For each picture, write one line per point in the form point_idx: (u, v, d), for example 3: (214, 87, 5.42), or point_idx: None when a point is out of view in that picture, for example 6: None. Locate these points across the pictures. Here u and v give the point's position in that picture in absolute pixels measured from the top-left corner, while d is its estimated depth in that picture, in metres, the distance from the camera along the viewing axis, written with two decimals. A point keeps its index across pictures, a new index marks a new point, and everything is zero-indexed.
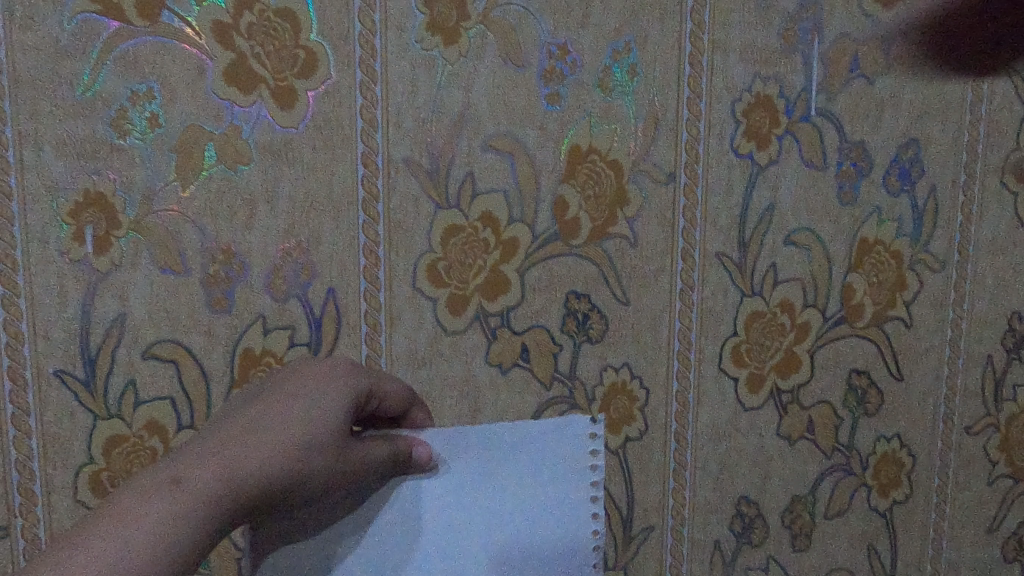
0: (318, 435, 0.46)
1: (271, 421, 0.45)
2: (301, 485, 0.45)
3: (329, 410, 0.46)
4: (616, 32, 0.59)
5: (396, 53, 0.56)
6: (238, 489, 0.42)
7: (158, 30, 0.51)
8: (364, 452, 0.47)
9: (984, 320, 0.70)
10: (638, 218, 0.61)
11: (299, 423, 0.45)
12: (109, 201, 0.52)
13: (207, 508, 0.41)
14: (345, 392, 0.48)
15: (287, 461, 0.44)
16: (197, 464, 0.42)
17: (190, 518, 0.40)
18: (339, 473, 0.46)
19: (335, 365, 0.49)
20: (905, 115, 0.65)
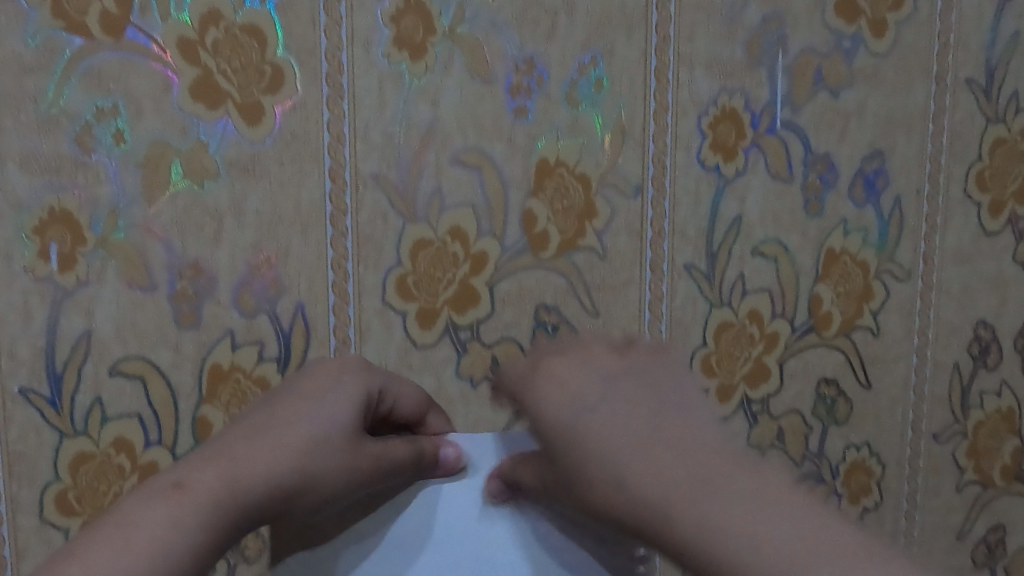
0: (331, 432, 0.43)
1: (280, 421, 0.42)
2: (318, 485, 0.42)
3: (342, 407, 0.44)
4: (582, 47, 0.59)
5: (363, 68, 0.56)
6: (245, 491, 0.39)
7: (123, 46, 0.51)
8: (386, 449, 0.44)
9: (951, 328, 0.71)
10: (607, 230, 0.62)
11: (312, 420, 0.43)
12: (74, 218, 0.52)
13: (210, 509, 0.38)
14: (357, 390, 0.45)
15: (300, 460, 0.41)
16: (202, 467, 0.39)
17: (190, 519, 0.37)
18: (359, 472, 0.43)
19: (345, 366, 0.47)
20: (869, 127, 0.66)
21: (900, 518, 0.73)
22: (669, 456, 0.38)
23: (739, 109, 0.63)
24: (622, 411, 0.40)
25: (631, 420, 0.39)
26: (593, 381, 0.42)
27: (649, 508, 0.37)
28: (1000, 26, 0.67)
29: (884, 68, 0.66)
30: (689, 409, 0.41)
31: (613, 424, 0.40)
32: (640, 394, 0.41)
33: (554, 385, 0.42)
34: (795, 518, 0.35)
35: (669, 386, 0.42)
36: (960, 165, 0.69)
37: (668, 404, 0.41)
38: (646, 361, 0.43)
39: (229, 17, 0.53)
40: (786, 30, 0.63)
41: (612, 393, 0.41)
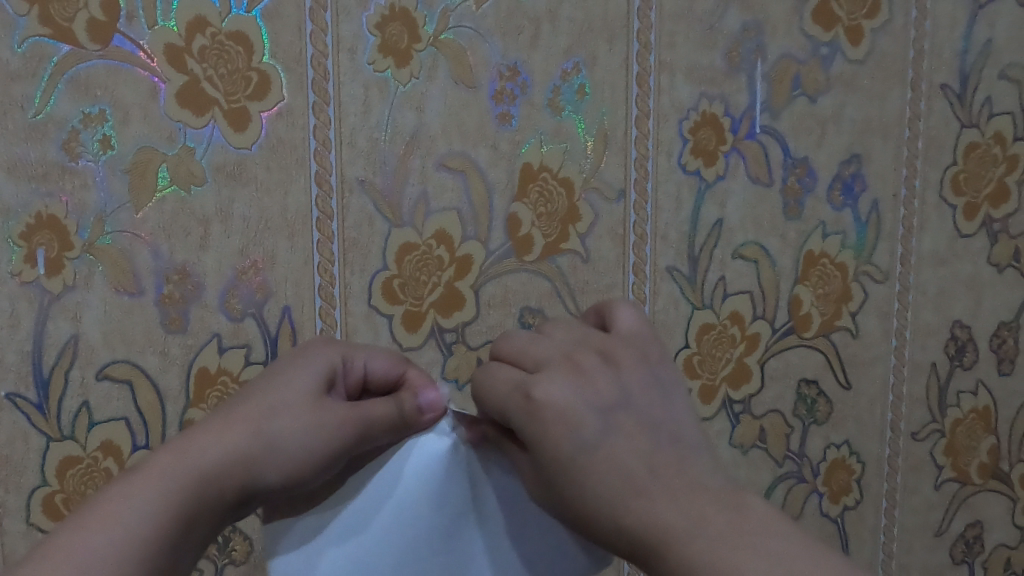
0: (290, 399, 0.45)
1: (241, 399, 0.45)
2: (285, 448, 0.44)
3: (298, 376, 0.46)
4: (565, 54, 0.60)
5: (349, 75, 0.57)
6: (207, 462, 0.42)
7: (110, 54, 0.52)
8: (352, 406, 0.46)
9: (928, 329, 0.73)
10: (590, 234, 0.63)
11: (266, 393, 0.45)
12: (61, 224, 0.52)
13: (170, 482, 0.40)
14: (316, 361, 0.47)
15: (261, 426, 0.44)
16: (161, 449, 0.42)
17: (150, 492, 0.40)
18: (325, 426, 0.45)
19: (308, 346, 0.49)
20: (847, 133, 0.67)
21: (879, 516, 0.74)
22: (664, 496, 0.39)
23: (719, 115, 0.64)
24: (619, 449, 0.41)
25: (628, 462, 0.41)
26: (591, 418, 0.41)
27: (643, 543, 0.39)
28: (973, 34, 0.69)
29: (860, 75, 0.67)
30: (681, 444, 0.42)
31: (611, 464, 0.41)
32: (636, 430, 0.42)
33: (558, 420, 0.41)
34: (771, 549, 0.36)
35: (658, 415, 0.43)
36: (936, 169, 0.70)
37: (660, 439, 0.42)
38: (638, 389, 0.44)
39: (215, 24, 0.53)
40: (764, 38, 0.64)
41: (610, 431, 0.41)
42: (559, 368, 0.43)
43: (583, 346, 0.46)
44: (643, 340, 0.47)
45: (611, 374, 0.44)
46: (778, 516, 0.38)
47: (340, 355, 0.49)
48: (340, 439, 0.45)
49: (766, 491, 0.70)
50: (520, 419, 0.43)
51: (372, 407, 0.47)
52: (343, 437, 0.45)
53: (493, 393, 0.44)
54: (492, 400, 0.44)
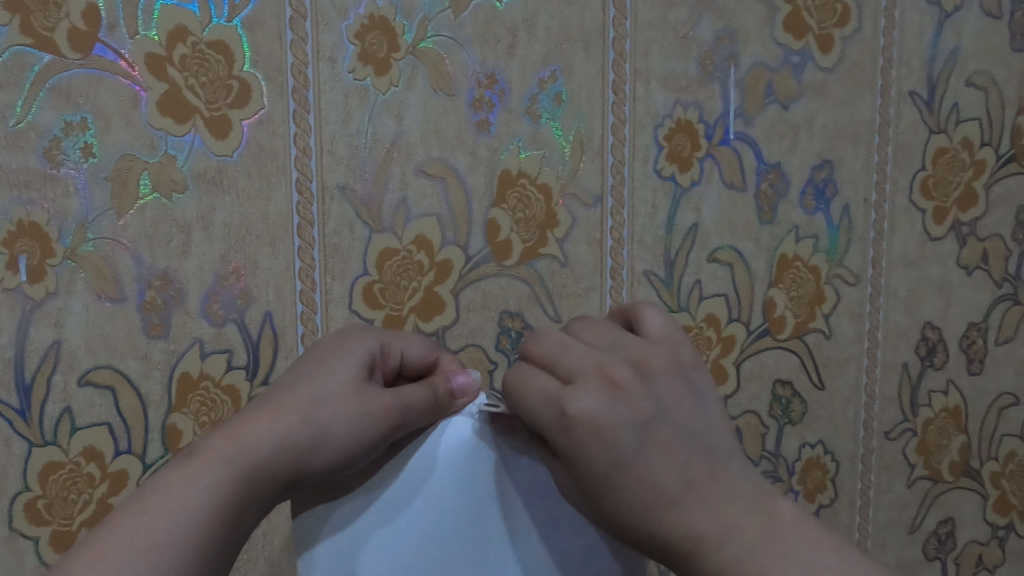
0: (334, 389, 0.47)
1: (286, 387, 0.47)
2: (330, 436, 0.45)
3: (340, 366, 0.48)
4: (542, 62, 0.62)
5: (329, 83, 0.58)
6: (257, 451, 0.43)
7: (91, 63, 0.52)
8: (393, 395, 0.48)
9: (899, 330, 0.74)
10: (568, 239, 0.64)
11: (310, 383, 0.47)
12: (43, 231, 0.53)
13: (223, 472, 0.42)
14: (355, 352, 0.49)
15: (308, 416, 0.45)
16: (214, 436, 0.44)
17: (206, 480, 0.42)
18: (367, 416, 0.46)
19: (347, 334, 0.51)
20: (818, 139, 0.69)
21: (853, 514, 0.75)
22: (701, 507, 0.41)
23: (693, 122, 0.65)
24: (654, 460, 0.42)
25: (663, 475, 0.42)
26: (627, 432, 0.42)
27: (677, 551, 0.41)
28: (940, 42, 0.71)
29: (831, 82, 0.69)
30: (715, 452, 0.43)
31: (646, 477, 0.42)
32: (671, 442, 0.42)
33: (592, 434, 0.42)
34: (807, 558, 0.38)
35: (690, 425, 0.44)
36: (905, 175, 0.72)
37: (695, 448, 0.43)
38: (670, 398, 0.44)
39: (196, 34, 0.54)
40: (737, 46, 0.66)
41: (645, 445, 0.42)
42: (593, 377, 0.44)
43: (615, 355, 0.45)
44: (675, 341, 0.47)
45: (642, 385, 0.44)
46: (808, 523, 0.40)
47: (379, 342, 0.50)
48: (381, 428, 0.47)
49: None
50: (554, 433, 0.43)
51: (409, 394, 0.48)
52: (384, 427, 0.47)
53: (527, 404, 0.44)
54: (526, 409, 0.45)
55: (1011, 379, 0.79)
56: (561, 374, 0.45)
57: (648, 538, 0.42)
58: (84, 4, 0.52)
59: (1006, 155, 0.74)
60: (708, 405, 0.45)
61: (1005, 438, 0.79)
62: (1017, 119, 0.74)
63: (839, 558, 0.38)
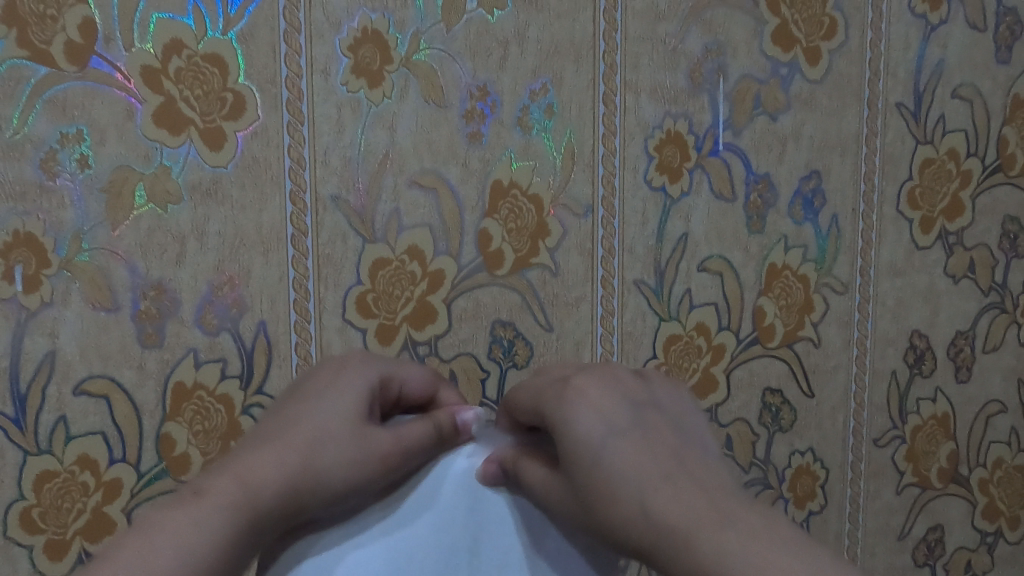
0: (335, 430, 0.48)
1: (289, 426, 0.48)
2: (333, 475, 0.47)
3: (341, 408, 0.49)
4: (533, 75, 0.62)
5: (322, 95, 0.58)
6: (260, 490, 0.45)
7: (87, 75, 0.53)
8: (394, 434, 0.49)
9: (888, 338, 0.75)
10: (559, 249, 0.65)
11: (311, 424, 0.48)
12: (38, 242, 0.53)
13: (228, 513, 0.43)
14: (354, 389, 0.50)
15: (310, 455, 0.47)
16: (217, 476, 0.45)
17: (210, 522, 0.43)
18: (368, 459, 0.48)
19: (347, 364, 0.52)
20: (806, 149, 0.70)
21: (843, 520, 0.76)
22: (695, 490, 0.42)
23: (683, 133, 0.66)
24: (647, 442, 0.45)
25: (657, 456, 0.44)
26: (623, 411, 0.46)
27: (669, 529, 0.41)
28: (926, 54, 0.72)
29: (819, 93, 0.70)
30: (705, 453, 0.46)
31: (641, 455, 0.44)
32: (666, 431, 0.46)
33: (589, 405, 0.46)
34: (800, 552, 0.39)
35: (682, 425, 0.48)
36: (892, 185, 0.73)
37: (686, 445, 0.46)
38: (666, 402, 0.49)
39: (191, 47, 0.55)
40: (725, 58, 0.67)
41: (642, 426, 0.46)
42: (592, 370, 0.49)
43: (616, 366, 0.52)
44: None
45: (641, 383, 0.50)
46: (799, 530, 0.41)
47: (378, 378, 0.52)
48: (382, 468, 0.48)
49: None
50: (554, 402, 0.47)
51: (411, 431, 0.50)
52: (386, 467, 0.48)
53: (534, 388, 0.49)
54: (534, 390, 0.49)
55: (998, 386, 0.80)
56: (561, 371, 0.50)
57: (638, 517, 0.42)
58: (80, 18, 0.52)
59: (992, 165, 0.75)
60: (696, 419, 0.50)
61: (993, 445, 0.80)
62: (1002, 129, 0.75)
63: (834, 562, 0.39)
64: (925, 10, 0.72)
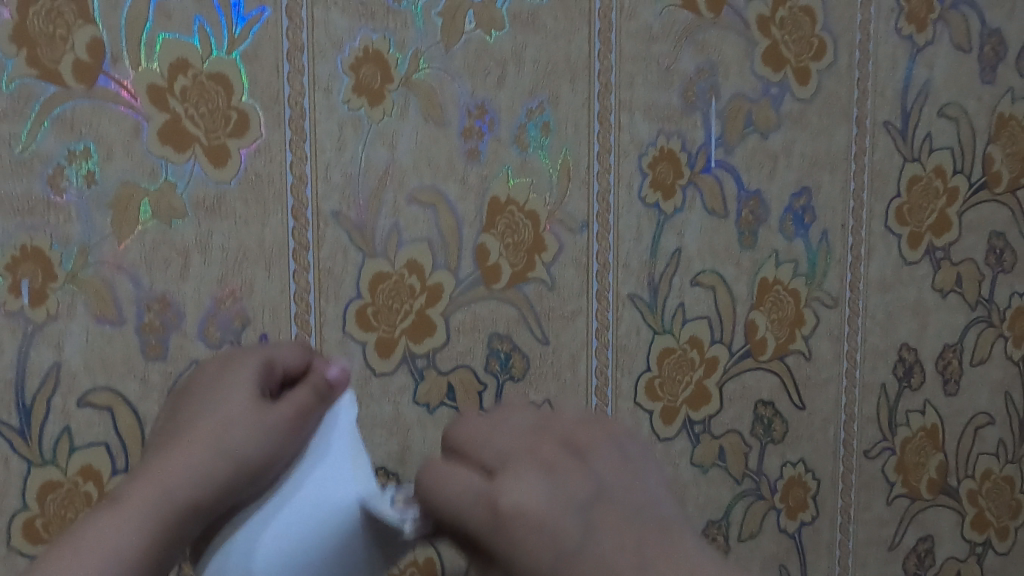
0: (230, 420, 0.47)
1: (191, 423, 0.47)
2: (236, 452, 0.45)
3: (232, 400, 0.48)
4: (530, 93, 0.64)
5: (325, 113, 0.60)
6: (170, 490, 0.44)
7: (95, 94, 0.54)
8: (296, 402, 0.48)
9: (877, 351, 0.77)
10: (555, 263, 0.66)
11: (212, 422, 0.47)
12: (45, 256, 0.54)
13: (144, 522, 0.43)
14: (242, 378, 0.49)
15: (217, 443, 0.46)
16: (132, 486, 0.44)
17: (126, 531, 0.42)
18: (268, 439, 0.46)
19: (241, 357, 0.51)
20: (797, 167, 0.72)
21: (835, 531, 0.77)
22: None
23: (676, 150, 0.68)
24: (604, 543, 0.40)
25: (622, 556, 0.39)
26: (568, 518, 0.40)
27: None
28: (912, 75, 0.74)
29: (809, 112, 0.71)
30: (669, 528, 0.42)
31: (600, 563, 0.39)
32: (618, 522, 0.41)
33: (535, 534, 0.39)
34: None
35: (635, 500, 0.42)
36: (881, 201, 0.75)
37: (645, 527, 0.41)
38: (609, 475, 0.43)
39: (196, 66, 0.56)
40: (717, 78, 0.68)
41: (593, 529, 0.40)
42: (524, 464, 0.42)
43: (545, 436, 0.44)
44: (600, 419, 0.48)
45: (580, 467, 0.43)
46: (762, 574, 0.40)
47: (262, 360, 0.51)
48: (284, 445, 0.46)
49: (727, 508, 0.73)
50: (484, 531, 0.40)
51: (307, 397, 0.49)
52: (294, 434, 0.47)
53: (448, 498, 0.41)
54: (443, 500, 0.41)
55: (986, 399, 0.81)
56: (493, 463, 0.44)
57: None
58: (88, 37, 0.54)
59: (978, 182, 0.77)
60: (642, 474, 0.45)
61: (981, 457, 0.81)
62: (987, 147, 0.77)
63: None
64: (912, 31, 0.74)
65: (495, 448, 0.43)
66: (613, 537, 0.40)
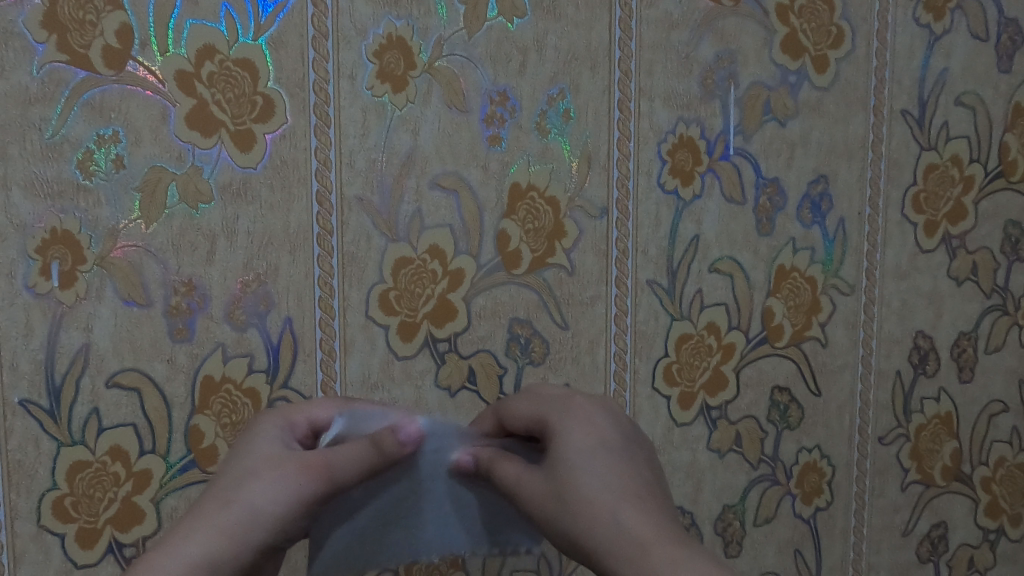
0: (255, 465, 0.50)
1: (228, 471, 0.51)
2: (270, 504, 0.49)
3: (254, 451, 0.52)
4: (551, 81, 0.65)
5: (350, 99, 0.60)
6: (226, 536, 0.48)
7: (123, 78, 0.55)
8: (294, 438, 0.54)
9: (893, 339, 0.77)
10: (575, 249, 0.67)
11: (238, 468, 0.51)
12: (74, 238, 0.55)
13: (209, 551, 0.47)
14: (267, 433, 0.53)
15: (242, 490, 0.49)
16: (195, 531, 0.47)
17: (207, 548, 0.47)
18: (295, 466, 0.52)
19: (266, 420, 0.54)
20: (814, 155, 0.72)
21: (849, 517, 0.78)
22: (553, 487, 0.51)
23: (694, 138, 0.69)
24: (549, 495, 0.51)
25: (576, 489, 0.50)
26: (539, 482, 0.52)
27: (560, 523, 0.50)
28: (930, 64, 0.74)
29: (826, 100, 0.72)
30: (590, 460, 0.51)
31: (550, 496, 0.51)
32: (588, 482, 0.50)
33: (549, 500, 0.51)
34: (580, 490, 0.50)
35: (568, 481, 0.50)
36: (898, 190, 0.75)
37: (571, 463, 0.51)
38: (573, 463, 0.51)
39: (223, 52, 0.57)
40: (736, 66, 0.69)
41: (568, 495, 0.50)
42: (536, 482, 0.52)
43: (526, 484, 0.52)
44: (596, 466, 0.51)
45: (573, 468, 0.51)
46: (613, 501, 0.49)
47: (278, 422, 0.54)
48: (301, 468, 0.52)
49: (742, 494, 0.74)
50: (531, 479, 0.52)
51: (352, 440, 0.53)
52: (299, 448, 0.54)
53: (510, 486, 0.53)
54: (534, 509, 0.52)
55: (1000, 387, 0.81)
56: (545, 399, 0.56)
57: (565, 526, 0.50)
58: (117, 23, 0.54)
59: (994, 171, 0.77)
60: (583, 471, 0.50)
61: (995, 444, 0.82)
62: (1004, 136, 0.77)
63: (606, 502, 0.49)
64: (930, 20, 0.74)
65: (532, 477, 0.52)
66: (576, 492, 0.50)
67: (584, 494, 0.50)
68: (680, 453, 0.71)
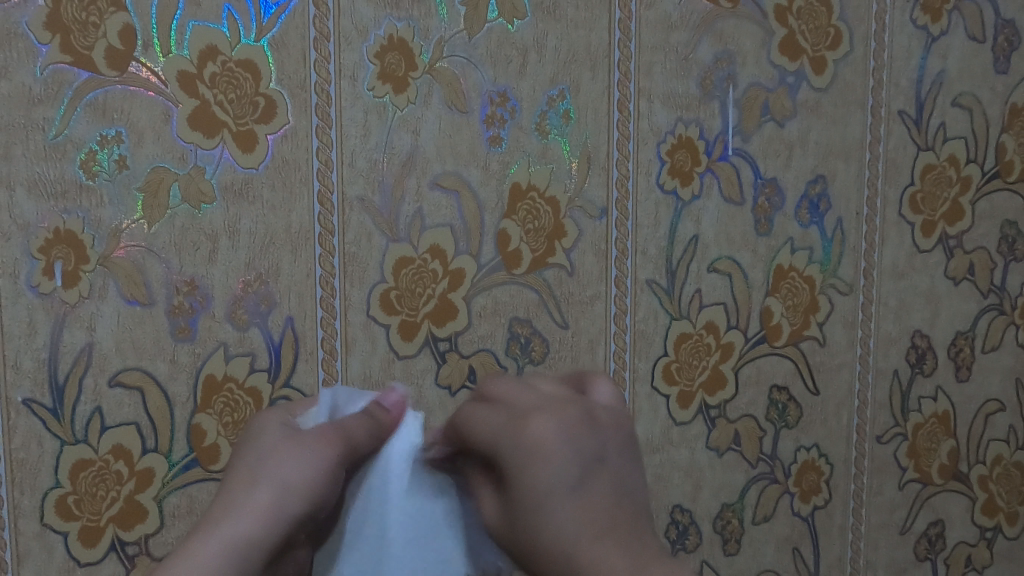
0: (267, 450, 0.48)
1: (238, 463, 0.48)
2: (295, 482, 0.46)
3: (262, 437, 0.49)
4: (551, 82, 0.65)
5: (351, 100, 0.61)
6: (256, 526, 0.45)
7: (126, 79, 0.55)
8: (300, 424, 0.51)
9: (890, 338, 0.78)
10: (575, 249, 0.67)
11: (248, 458, 0.47)
12: (77, 238, 0.56)
13: (236, 546, 0.44)
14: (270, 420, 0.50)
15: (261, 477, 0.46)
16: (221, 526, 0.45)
17: (236, 541, 0.44)
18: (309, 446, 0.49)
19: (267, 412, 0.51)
20: (812, 155, 0.73)
21: (847, 515, 0.78)
22: (508, 524, 0.47)
23: (693, 138, 0.69)
24: (507, 530, 0.47)
25: (532, 530, 0.46)
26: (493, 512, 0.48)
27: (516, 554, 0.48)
28: (927, 65, 0.75)
29: (824, 101, 0.72)
30: (549, 497, 0.46)
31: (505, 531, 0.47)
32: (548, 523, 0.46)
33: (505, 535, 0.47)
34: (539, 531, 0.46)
35: (525, 521, 0.46)
36: (895, 190, 0.75)
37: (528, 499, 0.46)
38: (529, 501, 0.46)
39: (225, 53, 0.57)
40: (735, 67, 0.69)
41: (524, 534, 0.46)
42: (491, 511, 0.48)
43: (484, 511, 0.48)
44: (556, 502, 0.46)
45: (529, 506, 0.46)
46: (573, 544, 0.46)
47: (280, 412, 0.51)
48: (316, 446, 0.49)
49: (740, 492, 0.74)
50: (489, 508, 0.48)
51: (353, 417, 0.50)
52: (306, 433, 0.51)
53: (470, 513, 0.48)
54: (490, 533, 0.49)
55: (997, 386, 0.82)
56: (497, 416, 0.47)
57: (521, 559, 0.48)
58: (120, 25, 0.55)
59: (991, 171, 0.78)
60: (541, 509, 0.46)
61: (992, 443, 0.82)
62: (1000, 137, 0.78)
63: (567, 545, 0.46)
64: (927, 21, 0.74)
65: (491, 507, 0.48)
66: (534, 535, 0.46)
67: (542, 538, 0.46)
68: (679, 451, 0.72)
